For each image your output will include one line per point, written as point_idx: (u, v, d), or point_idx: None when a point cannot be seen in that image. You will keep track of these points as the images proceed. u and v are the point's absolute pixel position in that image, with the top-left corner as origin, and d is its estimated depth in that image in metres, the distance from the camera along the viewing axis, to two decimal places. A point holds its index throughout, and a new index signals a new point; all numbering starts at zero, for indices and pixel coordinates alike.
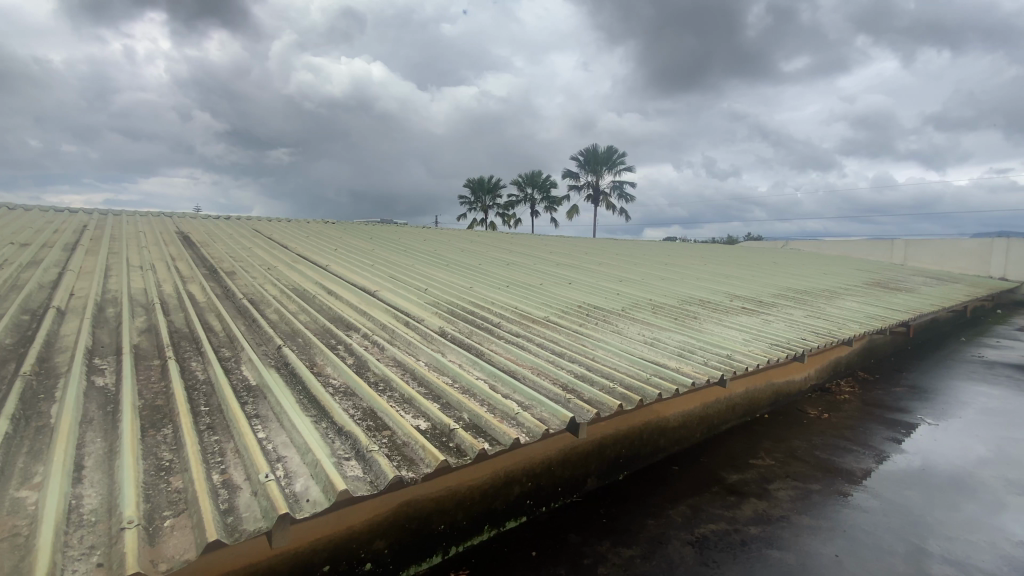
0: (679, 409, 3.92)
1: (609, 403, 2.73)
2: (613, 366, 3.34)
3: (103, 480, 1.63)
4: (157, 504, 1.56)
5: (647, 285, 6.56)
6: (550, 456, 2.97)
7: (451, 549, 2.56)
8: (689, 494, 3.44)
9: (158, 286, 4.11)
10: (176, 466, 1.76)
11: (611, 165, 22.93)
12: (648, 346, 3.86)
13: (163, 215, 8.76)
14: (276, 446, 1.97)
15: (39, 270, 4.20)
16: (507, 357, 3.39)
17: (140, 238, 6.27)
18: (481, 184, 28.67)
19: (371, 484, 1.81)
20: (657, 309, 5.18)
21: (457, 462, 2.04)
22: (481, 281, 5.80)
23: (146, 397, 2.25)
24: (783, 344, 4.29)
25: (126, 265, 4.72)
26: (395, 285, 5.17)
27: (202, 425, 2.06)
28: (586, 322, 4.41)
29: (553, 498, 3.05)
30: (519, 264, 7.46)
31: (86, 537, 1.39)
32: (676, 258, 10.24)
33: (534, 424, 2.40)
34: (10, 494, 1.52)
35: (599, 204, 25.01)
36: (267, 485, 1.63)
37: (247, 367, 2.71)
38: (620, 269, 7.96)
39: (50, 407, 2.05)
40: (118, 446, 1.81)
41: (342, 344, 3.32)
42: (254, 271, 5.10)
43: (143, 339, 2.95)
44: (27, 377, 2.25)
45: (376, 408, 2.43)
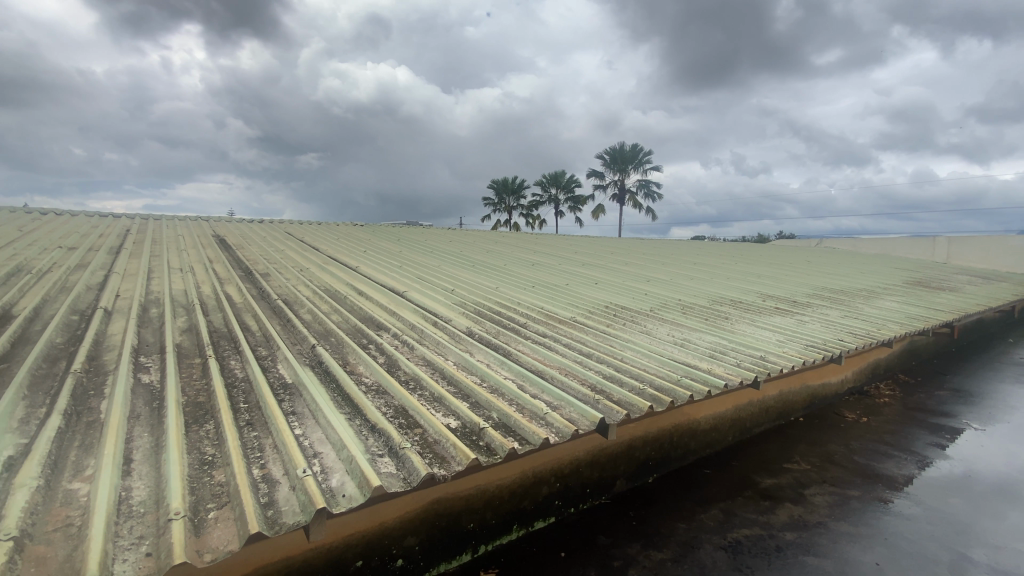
0: (710, 411, 3.85)
1: (639, 404, 2.70)
2: (643, 367, 3.30)
3: (150, 473, 1.70)
4: (201, 496, 1.62)
5: (676, 286, 6.46)
6: (579, 457, 2.95)
7: (480, 547, 2.57)
8: (721, 497, 3.37)
9: (197, 288, 4.26)
10: (218, 460, 1.82)
11: (637, 164, 22.66)
12: (678, 347, 3.80)
13: (200, 220, 9.08)
14: (313, 443, 2.02)
15: (86, 272, 4.41)
16: (536, 357, 3.38)
17: (180, 242, 6.52)
18: (505, 186, 28.72)
19: (405, 481, 1.84)
20: (687, 310, 5.10)
21: (487, 461, 2.05)
22: (508, 281, 5.80)
23: (188, 394, 2.33)
24: (818, 345, 4.16)
25: (167, 268, 4.90)
26: (422, 286, 5.22)
27: (241, 421, 2.13)
28: (614, 322, 4.37)
29: (582, 499, 3.03)
30: (546, 265, 7.44)
31: (135, 527, 1.45)
32: (705, 257, 10.05)
33: (563, 424, 2.39)
34: (64, 486, 1.60)
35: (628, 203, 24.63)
36: (304, 480, 1.67)
37: (283, 365, 2.78)
38: (648, 268, 7.85)
39: (99, 403, 2.14)
40: (164, 440, 1.88)
41: (373, 343, 3.37)
42: (287, 272, 5.23)
43: (184, 338, 3.06)
44: (78, 374, 2.36)
45: (408, 406, 2.46)
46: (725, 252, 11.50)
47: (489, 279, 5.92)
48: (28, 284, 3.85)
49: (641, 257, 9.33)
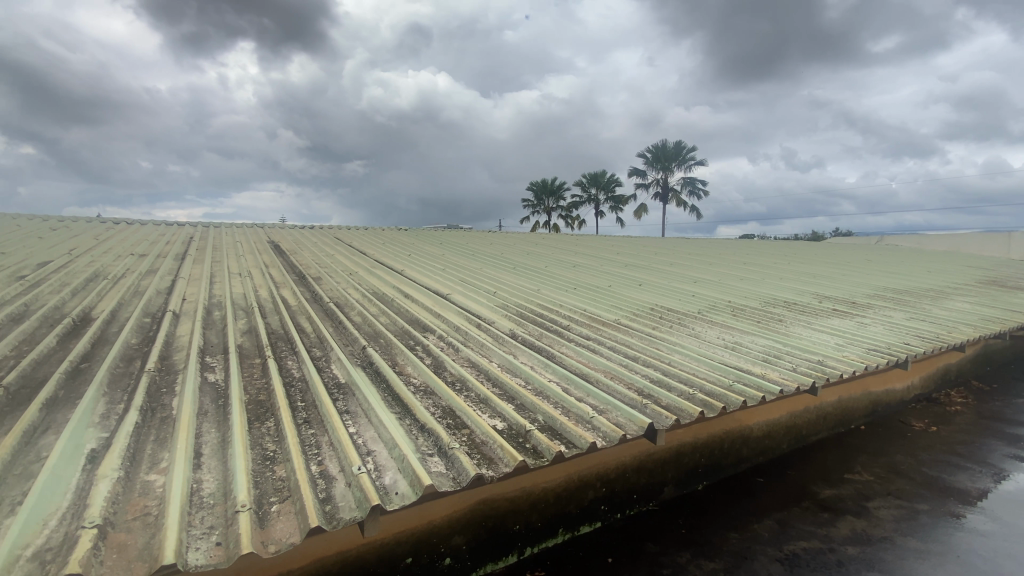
0: (764, 417, 3.70)
1: (690, 409, 2.63)
2: (692, 372, 3.22)
3: (218, 467, 1.80)
4: (265, 490, 1.70)
5: (724, 286, 6.27)
6: (625, 462, 2.90)
7: (526, 549, 2.58)
8: (776, 508, 3.23)
9: (255, 291, 4.48)
10: (279, 456, 1.91)
11: (680, 161, 22.10)
12: (729, 350, 3.68)
13: (256, 226, 9.56)
14: (366, 441, 2.09)
15: (156, 277, 4.73)
16: (580, 360, 3.36)
17: (238, 248, 6.88)
18: (545, 188, 28.66)
19: (454, 481, 1.86)
20: (736, 311, 4.93)
21: (535, 463, 2.04)
22: (551, 283, 5.80)
23: (250, 393, 2.45)
24: (882, 349, 3.92)
25: (228, 272, 5.19)
26: (466, 288, 5.30)
27: (299, 419, 2.23)
28: (660, 324, 4.30)
29: (629, 504, 2.98)
30: (588, 266, 7.40)
31: (207, 517, 1.54)
32: (754, 256, 9.70)
33: (611, 429, 2.36)
34: (142, 477, 1.72)
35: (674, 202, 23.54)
36: (359, 477, 1.73)
37: (337, 365, 2.89)
38: (694, 269, 7.66)
39: (171, 400, 2.29)
40: (229, 436, 1.99)
41: (420, 344, 3.45)
42: (338, 276, 5.43)
43: (245, 339, 3.23)
44: (152, 373, 2.53)
45: (455, 407, 2.50)
46: (775, 251, 11.03)
47: (531, 281, 5.94)
48: (105, 288, 4.16)
49: (686, 257, 9.10)
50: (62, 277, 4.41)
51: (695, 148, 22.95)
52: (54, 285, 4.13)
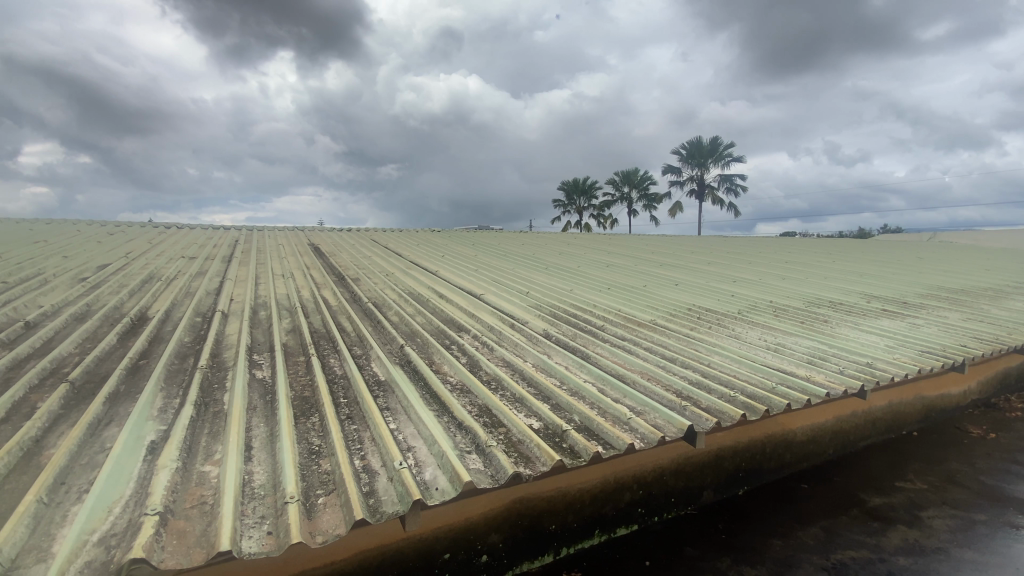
0: (808, 421, 3.58)
1: (731, 412, 2.57)
2: (732, 374, 3.14)
3: (268, 460, 1.88)
4: (311, 482, 1.76)
5: (764, 286, 6.08)
6: (663, 465, 2.86)
7: (562, 549, 2.58)
8: (822, 515, 3.11)
9: (297, 292, 4.63)
10: (324, 450, 1.97)
11: (717, 158, 21.55)
12: (771, 352, 3.57)
13: (296, 229, 9.89)
14: (406, 437, 2.14)
15: (205, 279, 4.95)
16: (616, 360, 3.33)
17: (281, 250, 7.14)
18: (577, 187, 28.46)
19: (492, 478, 1.88)
20: (779, 312, 4.78)
21: (573, 464, 2.04)
22: (584, 283, 5.77)
23: (296, 389, 2.54)
24: (936, 351, 3.73)
25: (271, 274, 5.39)
26: (499, 288, 5.34)
27: (342, 415, 2.30)
28: (698, 325, 4.21)
29: (667, 508, 2.94)
30: (621, 265, 7.32)
31: (259, 507, 1.61)
32: (796, 255, 9.36)
33: (648, 430, 2.33)
34: (198, 467, 1.81)
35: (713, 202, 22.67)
36: (401, 472, 1.77)
37: (376, 363, 2.97)
38: (733, 268, 7.46)
39: (222, 396, 2.40)
40: (277, 430, 2.07)
41: (455, 344, 3.50)
42: (375, 277, 5.56)
43: (290, 338, 3.36)
44: (204, 370, 2.65)
45: (491, 406, 2.52)
46: (818, 249, 10.61)
47: (564, 281, 5.93)
48: (159, 290, 4.38)
49: (724, 255, 8.87)
50: (120, 279, 4.67)
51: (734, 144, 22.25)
52: (113, 287, 4.39)
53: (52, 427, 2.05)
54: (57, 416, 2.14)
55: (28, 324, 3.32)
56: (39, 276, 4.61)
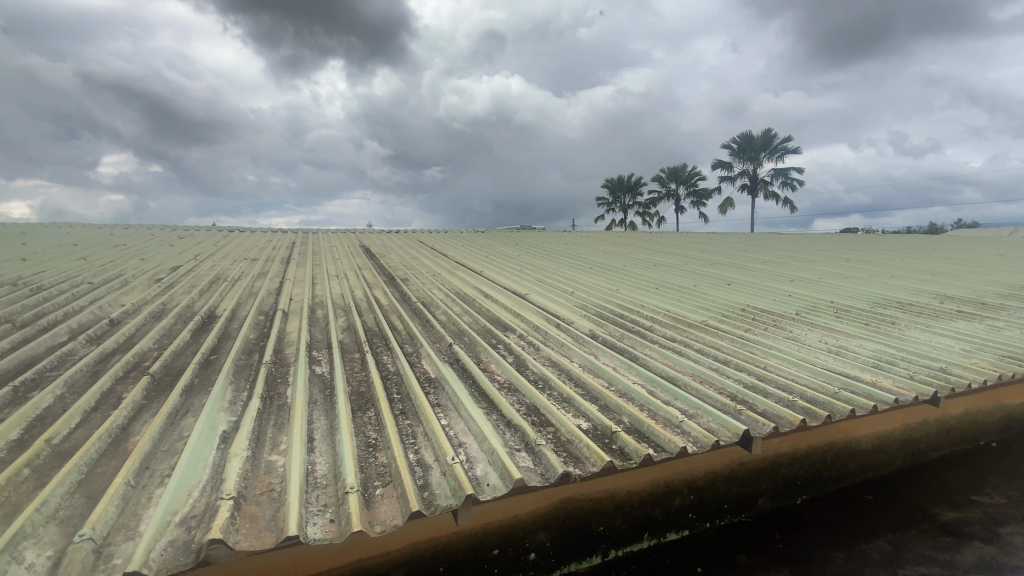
0: (873, 429, 3.38)
1: (789, 417, 2.47)
2: (791, 378, 3.01)
3: (328, 451, 1.98)
4: (369, 474, 1.84)
5: (824, 286, 5.78)
6: (715, 470, 2.79)
7: (611, 551, 2.56)
8: (888, 528, 2.93)
9: (351, 292, 4.81)
10: (381, 444, 2.05)
11: (770, 152, 20.64)
12: (833, 355, 3.40)
13: (348, 232, 10.28)
14: (457, 433, 2.19)
15: (267, 279, 5.25)
16: (666, 362, 3.27)
17: (335, 252, 7.46)
18: (621, 184, 28.01)
19: (543, 476, 1.89)
20: (841, 313, 4.53)
21: (623, 465, 2.02)
22: (631, 283, 5.68)
23: (352, 384, 2.65)
24: (1020, 357, 3.43)
25: (326, 274, 5.63)
26: (544, 288, 5.35)
27: (396, 410, 2.38)
28: (752, 326, 4.07)
29: (719, 514, 2.86)
30: (669, 265, 7.16)
31: (322, 496, 1.69)
32: (860, 253, 8.84)
33: (702, 434, 2.28)
34: (266, 456, 1.93)
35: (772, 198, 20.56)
36: (453, 467, 1.81)
37: (427, 361, 3.05)
38: (789, 267, 7.14)
39: (286, 390, 2.53)
40: (336, 423, 2.17)
41: (502, 343, 3.53)
42: (423, 277, 5.71)
43: (345, 335, 3.50)
44: (269, 365, 2.81)
45: (540, 406, 2.53)
46: (882, 246, 9.98)
47: (610, 280, 5.87)
48: (226, 289, 4.67)
49: (778, 254, 8.49)
50: (191, 280, 5.01)
51: (790, 138, 19.62)
52: (185, 287, 4.70)
53: (136, 416, 2.23)
54: (141, 406, 2.33)
55: (113, 322, 3.62)
56: (121, 277, 5.01)
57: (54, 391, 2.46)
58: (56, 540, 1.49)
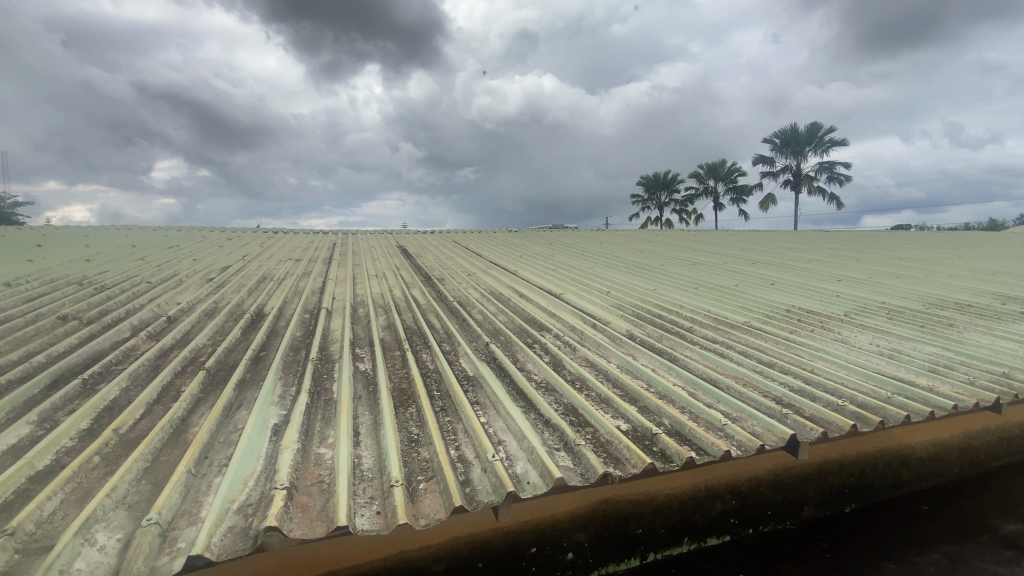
0: (929, 436, 3.21)
1: (839, 422, 2.38)
2: (840, 382, 2.90)
3: (373, 445, 2.04)
4: (413, 468, 1.88)
5: (875, 286, 5.52)
6: (758, 475, 2.72)
7: (649, 554, 2.53)
8: (945, 541, 2.78)
9: (390, 291, 4.92)
10: (423, 439, 2.10)
11: (815, 145, 19.82)
12: (885, 359, 3.25)
13: (385, 232, 10.51)
14: (496, 431, 2.22)
15: (310, 279, 5.43)
16: (706, 363, 3.21)
17: (374, 253, 7.63)
18: (658, 181, 27.50)
19: (583, 476, 1.90)
20: (893, 314, 4.32)
21: (664, 467, 2.00)
22: (668, 283, 5.59)
23: (394, 381, 2.72)
24: None
25: (366, 274, 5.78)
26: (580, 287, 5.32)
27: (436, 407, 2.43)
28: (798, 328, 3.93)
29: (763, 521, 2.78)
30: (708, 264, 6.98)
31: (368, 489, 1.74)
32: (914, 251, 8.38)
33: (746, 437, 2.22)
34: (315, 449, 2.00)
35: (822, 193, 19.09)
36: (494, 464, 1.84)
37: (465, 359, 3.09)
38: (836, 266, 6.86)
39: (331, 385, 2.62)
40: (380, 418, 2.24)
41: (538, 343, 3.55)
42: (460, 277, 5.78)
43: (385, 334, 3.59)
44: (315, 361, 2.92)
45: (578, 406, 2.53)
46: (939, 244, 9.42)
47: (647, 280, 5.78)
48: (272, 288, 4.87)
49: (824, 252, 8.16)
50: (240, 279, 5.24)
51: (843, 140, 17.96)
52: (234, 286, 4.92)
53: (195, 408, 2.36)
54: (198, 399, 2.47)
55: (170, 319, 3.83)
56: (177, 276, 5.29)
57: (120, 384, 2.62)
58: (126, 523, 1.59)
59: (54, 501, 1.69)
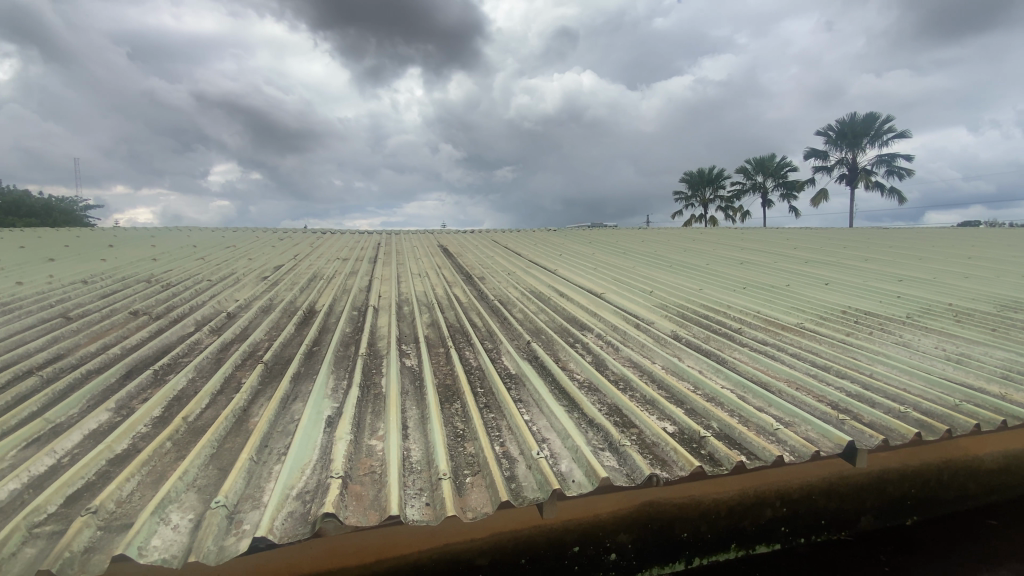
0: (1001, 447, 3.00)
1: (901, 430, 2.26)
2: (902, 388, 2.75)
3: (421, 438, 2.10)
4: (459, 463, 1.93)
5: (941, 287, 5.18)
6: (810, 482, 2.62)
7: (695, 559, 2.48)
8: (1018, 559, 2.60)
9: (433, 290, 5.01)
10: (468, 434, 2.15)
11: (873, 136, 18.75)
12: (953, 364, 3.06)
13: (428, 232, 10.70)
14: (540, 429, 2.24)
15: (357, 278, 5.60)
16: (756, 366, 3.11)
17: (416, 252, 7.79)
18: (702, 177, 26.73)
19: (628, 476, 1.89)
20: (962, 317, 4.05)
21: (712, 471, 1.96)
22: (715, 283, 5.43)
23: (439, 377, 2.78)
24: None
25: (409, 274, 5.90)
26: (622, 287, 5.25)
27: (481, 403, 2.47)
28: (855, 330, 3.75)
29: (816, 530, 2.67)
30: (757, 263, 6.73)
31: (417, 481, 1.80)
32: (986, 249, 7.79)
33: (800, 443, 2.15)
34: (366, 440, 2.08)
35: (882, 189, 17.93)
36: (539, 461, 1.86)
37: (507, 357, 3.12)
38: (896, 265, 6.48)
39: (380, 380, 2.72)
40: (427, 413, 2.30)
41: (580, 342, 3.54)
42: (500, 276, 5.81)
43: (430, 331, 3.67)
44: (365, 357, 3.03)
45: (622, 406, 2.51)
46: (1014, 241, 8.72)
47: (692, 280, 5.64)
48: (322, 287, 5.06)
49: (883, 250, 7.72)
50: (292, 278, 5.47)
51: (909, 133, 16.72)
52: (287, 284, 5.15)
53: (255, 399, 2.50)
54: (258, 390, 2.61)
55: (230, 315, 4.05)
56: (234, 274, 5.58)
57: (187, 375, 2.81)
58: (195, 505, 1.71)
59: (132, 483, 1.82)
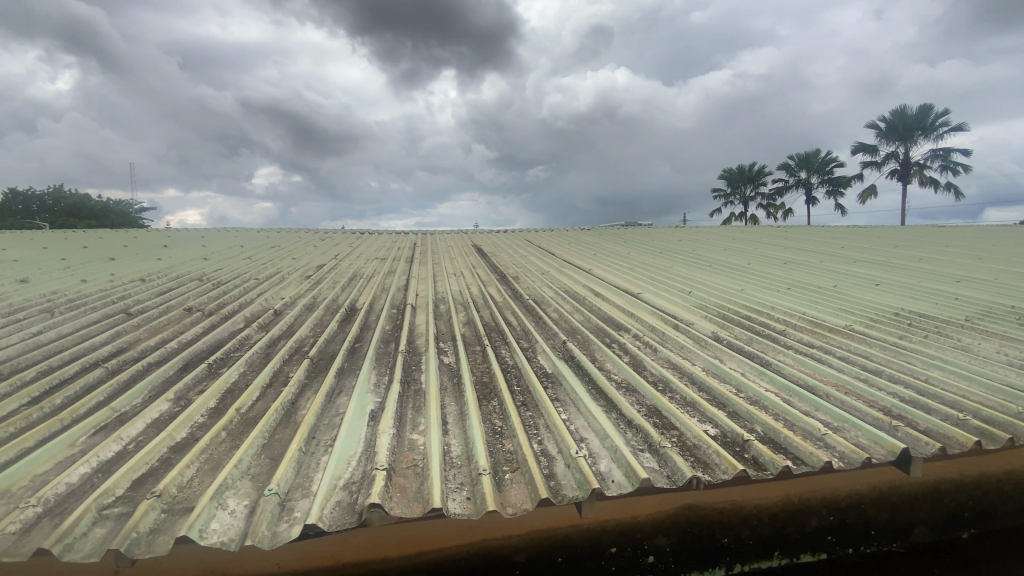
0: None
1: (960, 437, 2.15)
2: (961, 395, 2.61)
3: (460, 434, 2.14)
4: (499, 459, 1.95)
5: (1003, 288, 4.88)
6: (859, 491, 2.52)
7: (736, 565, 2.43)
8: None
9: (469, 289, 5.07)
10: (506, 431, 2.17)
11: (927, 130, 17.80)
12: (1016, 369, 2.89)
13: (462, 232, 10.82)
14: (578, 428, 2.24)
15: (395, 277, 5.72)
16: (801, 369, 3.02)
17: (451, 253, 7.89)
18: (741, 174, 25.98)
19: (669, 478, 1.87)
20: None
21: (756, 475, 1.92)
22: (756, 283, 5.28)
23: (476, 375, 2.82)
24: None
25: (445, 273, 5.98)
26: (659, 287, 5.16)
27: (518, 402, 2.49)
28: (908, 333, 3.58)
29: (865, 541, 2.57)
30: (801, 263, 6.50)
31: (458, 475, 1.83)
32: None
33: (850, 449, 2.07)
34: (408, 435, 2.13)
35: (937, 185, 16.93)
36: (578, 460, 1.87)
37: (544, 356, 3.13)
38: (953, 265, 6.14)
39: (419, 376, 2.78)
40: (466, 409, 2.34)
41: (616, 342, 3.51)
42: (534, 275, 5.82)
43: (467, 329, 3.73)
44: (404, 353, 3.10)
45: (662, 408, 2.48)
46: None
47: (732, 280, 5.50)
48: (362, 285, 5.19)
49: (939, 250, 7.32)
50: (333, 277, 5.63)
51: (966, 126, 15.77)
52: (329, 283, 5.31)
53: (302, 392, 2.60)
54: (305, 384, 2.71)
55: (276, 312, 4.22)
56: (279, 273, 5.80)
57: (239, 368, 2.94)
58: (250, 492, 1.79)
59: (191, 469, 1.93)
